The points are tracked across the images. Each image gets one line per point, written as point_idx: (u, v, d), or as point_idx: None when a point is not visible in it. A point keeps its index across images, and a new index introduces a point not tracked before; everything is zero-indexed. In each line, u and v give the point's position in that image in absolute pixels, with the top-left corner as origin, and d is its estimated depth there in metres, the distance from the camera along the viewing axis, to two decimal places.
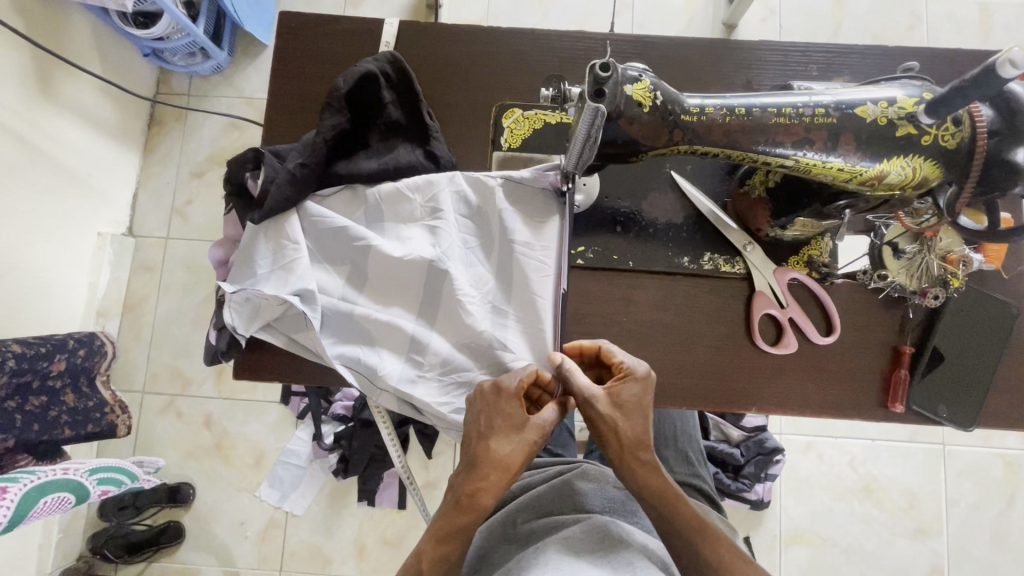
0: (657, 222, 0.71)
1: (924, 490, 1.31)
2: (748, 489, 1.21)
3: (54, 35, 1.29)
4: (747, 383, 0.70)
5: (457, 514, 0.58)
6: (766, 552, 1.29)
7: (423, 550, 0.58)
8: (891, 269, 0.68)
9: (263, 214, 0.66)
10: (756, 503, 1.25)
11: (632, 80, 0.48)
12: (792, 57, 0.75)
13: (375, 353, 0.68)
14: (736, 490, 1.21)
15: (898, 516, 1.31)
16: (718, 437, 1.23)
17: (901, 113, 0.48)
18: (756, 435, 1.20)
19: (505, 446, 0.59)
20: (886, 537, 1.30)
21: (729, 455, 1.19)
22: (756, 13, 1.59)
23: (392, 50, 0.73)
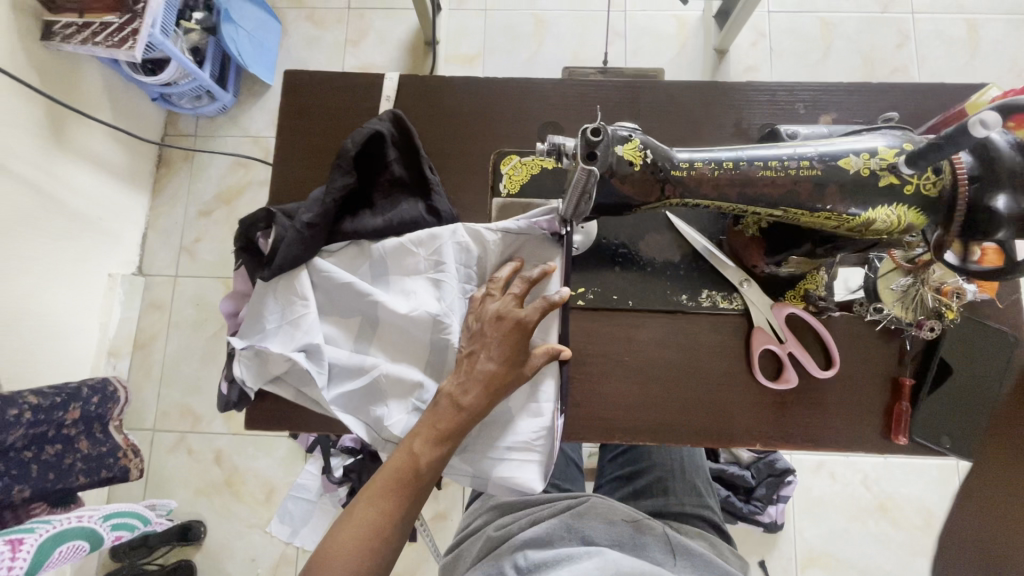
0: (656, 261, 0.73)
1: (941, 507, 1.30)
2: (760, 512, 1.20)
3: (67, 87, 1.35)
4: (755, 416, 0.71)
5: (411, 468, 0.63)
6: None
7: (377, 503, 0.62)
8: (886, 302, 0.69)
9: (273, 272, 0.69)
10: (769, 525, 1.23)
11: (622, 141, 0.50)
12: (779, 95, 0.78)
13: (380, 404, 0.69)
14: (748, 513, 1.20)
15: (915, 534, 1.29)
16: (729, 459, 1.23)
17: (883, 164, 0.49)
18: (767, 456, 1.20)
19: (471, 398, 0.64)
20: (905, 557, 1.28)
21: (740, 477, 1.19)
22: (747, 38, 1.62)
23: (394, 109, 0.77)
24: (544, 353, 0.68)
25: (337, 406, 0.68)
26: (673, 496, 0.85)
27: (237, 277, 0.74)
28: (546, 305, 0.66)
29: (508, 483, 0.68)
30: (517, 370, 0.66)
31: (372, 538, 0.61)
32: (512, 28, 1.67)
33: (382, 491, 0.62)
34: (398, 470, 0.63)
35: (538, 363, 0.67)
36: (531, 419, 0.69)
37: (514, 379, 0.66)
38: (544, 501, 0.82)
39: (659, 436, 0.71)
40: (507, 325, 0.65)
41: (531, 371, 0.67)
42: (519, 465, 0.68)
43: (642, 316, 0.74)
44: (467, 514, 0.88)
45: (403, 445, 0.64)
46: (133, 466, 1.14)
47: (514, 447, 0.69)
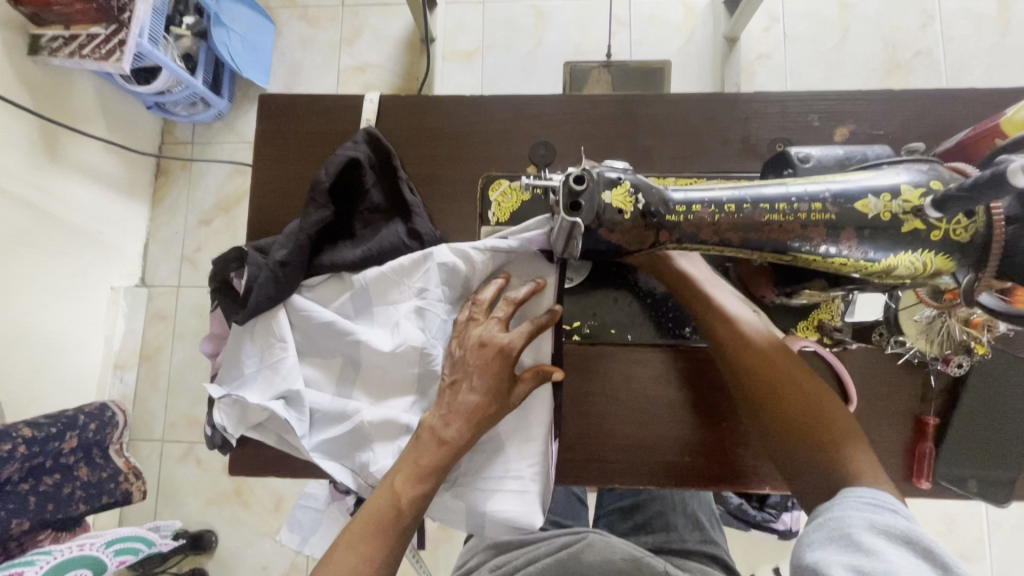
0: (656, 291, 0.68)
1: (964, 513, 1.23)
2: (774, 520, 1.04)
3: (57, 101, 1.32)
4: (821, 445, 0.54)
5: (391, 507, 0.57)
6: None
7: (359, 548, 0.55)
8: (909, 335, 0.64)
9: (247, 313, 0.66)
10: (785, 533, 1.08)
11: (610, 186, 0.46)
12: (792, 106, 0.71)
13: (365, 448, 0.66)
14: (761, 520, 1.05)
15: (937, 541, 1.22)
16: None
17: (906, 207, 0.44)
18: None
19: (453, 431, 0.59)
20: None
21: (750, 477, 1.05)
22: (759, 23, 1.53)
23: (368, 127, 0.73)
24: (531, 376, 0.62)
25: (319, 453, 0.66)
26: (673, 532, 0.81)
27: (213, 318, 0.72)
28: (531, 330, 0.61)
29: (505, 522, 0.63)
30: (503, 398, 0.60)
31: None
32: (511, 21, 1.60)
33: (362, 533, 0.55)
34: (378, 511, 0.57)
35: (525, 390, 0.62)
36: (526, 446, 0.65)
37: (499, 409, 0.60)
38: (541, 538, 0.78)
39: (665, 480, 0.67)
40: (490, 352, 0.60)
41: (517, 399, 0.62)
42: (513, 497, 0.63)
43: (642, 351, 0.69)
44: (463, 552, 0.85)
45: (381, 484, 0.58)
46: (134, 489, 1.14)
47: (507, 476, 0.64)
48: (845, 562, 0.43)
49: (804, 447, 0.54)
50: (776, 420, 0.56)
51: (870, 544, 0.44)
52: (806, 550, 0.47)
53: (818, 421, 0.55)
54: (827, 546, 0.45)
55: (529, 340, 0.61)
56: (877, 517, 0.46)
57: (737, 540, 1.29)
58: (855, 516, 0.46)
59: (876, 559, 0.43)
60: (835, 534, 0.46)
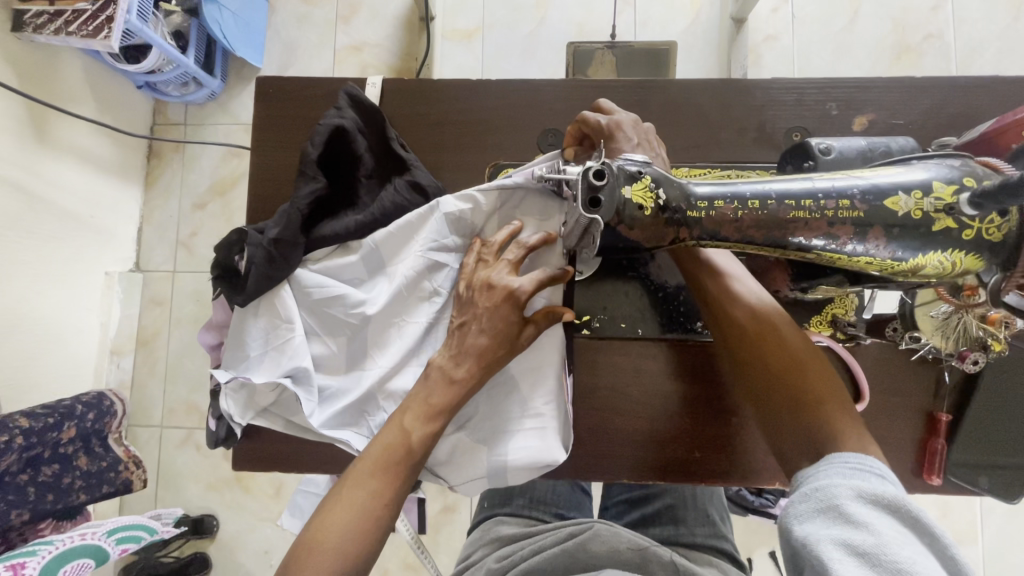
0: (668, 285, 0.67)
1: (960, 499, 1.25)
2: (774, 505, 1.03)
3: (44, 81, 1.27)
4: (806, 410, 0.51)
5: (398, 445, 0.57)
6: None
7: (364, 482, 0.54)
8: (925, 331, 0.62)
9: (250, 294, 0.64)
10: None
11: (630, 181, 0.44)
12: (808, 94, 0.69)
13: (378, 411, 0.65)
14: (760, 506, 1.04)
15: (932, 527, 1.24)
16: None
17: (937, 205, 0.42)
18: None
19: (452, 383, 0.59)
20: None
21: None
22: (767, 4, 1.49)
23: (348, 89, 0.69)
24: (542, 316, 0.61)
25: (329, 425, 0.64)
26: (682, 526, 0.80)
27: (214, 306, 0.70)
28: (539, 278, 0.59)
29: (529, 462, 0.62)
30: (512, 342, 0.60)
31: (363, 521, 0.53)
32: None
33: (370, 471, 0.55)
34: (388, 450, 0.56)
35: (533, 332, 0.61)
36: (542, 384, 0.64)
37: (508, 350, 0.60)
38: (547, 531, 0.78)
39: (670, 475, 0.67)
40: (498, 294, 0.59)
41: (530, 339, 0.60)
42: (534, 435, 0.63)
43: (651, 345, 0.68)
44: (469, 544, 0.84)
45: (391, 421, 0.58)
46: (135, 477, 1.14)
47: (525, 415, 0.64)
48: (834, 537, 0.42)
49: (785, 412, 0.52)
50: (760, 381, 0.54)
51: (859, 516, 0.42)
52: (794, 522, 0.45)
53: (798, 383, 0.52)
54: (815, 520, 0.44)
55: (539, 284, 0.59)
56: (865, 484, 0.44)
57: (735, 523, 1.31)
58: (842, 485, 0.44)
59: (866, 531, 0.41)
60: (821, 506, 0.44)
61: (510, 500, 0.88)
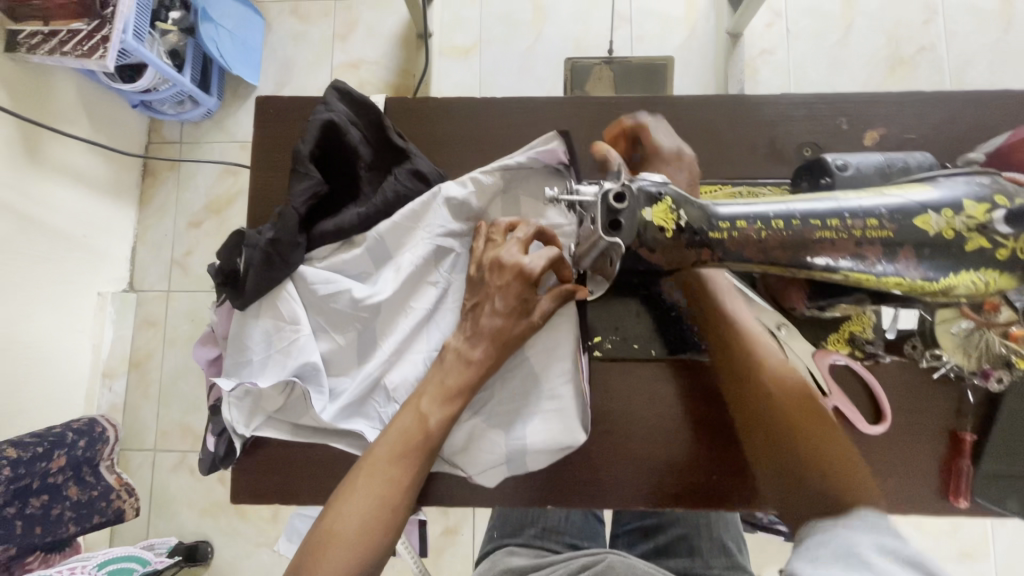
0: (681, 304, 0.65)
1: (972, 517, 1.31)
2: None
3: (38, 102, 1.25)
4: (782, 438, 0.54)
5: (414, 432, 0.55)
6: None
7: (382, 468, 0.54)
8: (946, 348, 0.62)
9: (250, 296, 0.61)
10: None
11: (651, 203, 0.42)
12: (817, 107, 0.69)
13: (388, 404, 0.62)
14: None
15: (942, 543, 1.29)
16: None
17: (969, 223, 0.41)
18: None
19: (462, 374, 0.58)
20: None
21: None
22: (761, 19, 1.50)
23: (338, 82, 0.67)
24: (554, 297, 0.60)
25: (342, 417, 0.61)
26: (699, 556, 0.77)
27: (216, 316, 0.65)
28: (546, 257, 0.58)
29: (550, 444, 0.59)
30: (525, 320, 0.59)
31: (381, 509, 0.52)
32: (509, 16, 1.55)
33: (388, 457, 0.54)
34: (406, 436, 0.55)
35: (547, 309, 0.60)
36: (555, 365, 0.62)
37: (524, 328, 0.59)
38: (558, 561, 0.75)
39: (688, 502, 0.64)
40: (508, 274, 0.58)
41: (542, 318, 0.60)
42: (550, 416, 0.61)
43: (663, 363, 0.66)
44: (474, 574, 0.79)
45: (407, 406, 0.57)
46: (127, 507, 1.10)
47: (540, 398, 0.62)
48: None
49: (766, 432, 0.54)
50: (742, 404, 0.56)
51: (879, 566, 0.43)
52: (809, 563, 0.45)
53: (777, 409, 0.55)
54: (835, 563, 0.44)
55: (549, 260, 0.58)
56: (883, 541, 0.46)
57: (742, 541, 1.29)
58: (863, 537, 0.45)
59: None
60: (842, 554, 0.45)
61: (521, 529, 0.84)
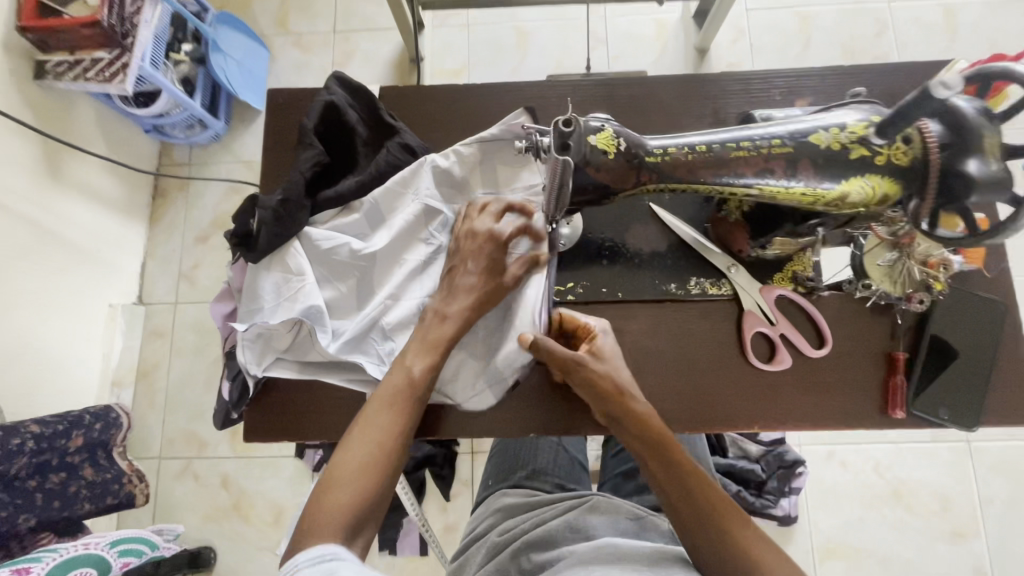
0: (643, 251, 0.75)
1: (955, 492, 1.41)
2: (773, 505, 1.31)
3: (62, 123, 1.37)
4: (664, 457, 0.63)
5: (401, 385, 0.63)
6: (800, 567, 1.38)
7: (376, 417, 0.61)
8: (875, 278, 0.70)
9: (262, 251, 0.69)
10: (783, 518, 1.36)
11: (595, 131, 0.51)
12: (754, 83, 0.79)
13: (385, 341, 0.71)
14: (762, 506, 1.31)
15: (930, 519, 1.40)
16: (738, 453, 1.34)
17: (853, 137, 0.51)
18: (776, 448, 1.33)
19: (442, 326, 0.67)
20: (923, 541, 1.39)
21: (751, 472, 1.30)
22: (726, 35, 1.65)
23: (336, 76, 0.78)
24: (522, 262, 0.70)
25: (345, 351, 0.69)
26: None
27: (231, 271, 0.73)
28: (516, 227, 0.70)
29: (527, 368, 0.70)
30: (496, 280, 0.69)
31: (376, 454, 0.59)
32: (496, 41, 1.70)
33: (380, 406, 0.62)
34: (393, 388, 0.63)
35: (516, 272, 0.70)
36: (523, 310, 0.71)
37: (495, 288, 0.69)
38: (547, 501, 0.83)
39: None
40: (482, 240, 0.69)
41: (512, 280, 0.70)
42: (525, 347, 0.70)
43: (630, 305, 0.74)
44: (473, 517, 0.88)
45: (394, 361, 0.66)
46: (138, 491, 1.15)
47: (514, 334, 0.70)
48: None
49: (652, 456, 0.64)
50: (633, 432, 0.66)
51: None
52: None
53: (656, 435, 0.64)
54: None
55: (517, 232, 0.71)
56: None
57: None
58: None
59: None
60: None
61: (513, 471, 0.91)
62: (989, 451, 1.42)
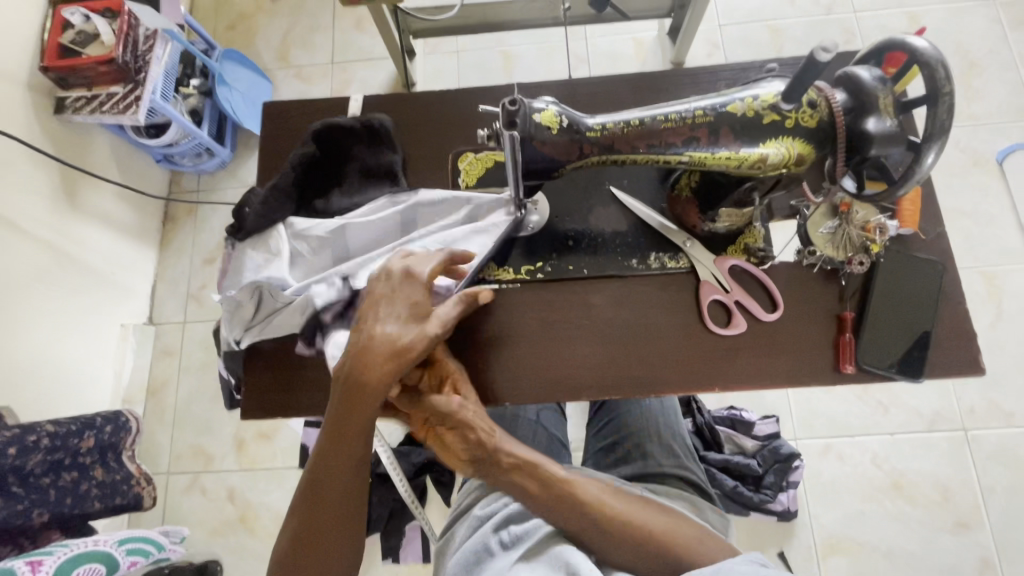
0: (605, 232, 0.80)
1: (955, 482, 1.39)
2: (772, 500, 1.32)
3: (79, 152, 1.47)
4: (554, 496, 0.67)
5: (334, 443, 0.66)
6: (804, 565, 1.36)
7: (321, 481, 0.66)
8: (819, 244, 0.75)
9: (246, 234, 0.81)
10: (783, 514, 1.36)
11: (539, 111, 0.58)
12: (704, 78, 0.86)
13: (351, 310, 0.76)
14: (761, 502, 1.32)
15: (933, 510, 1.38)
16: (733, 449, 1.37)
17: (765, 105, 0.57)
18: (770, 442, 1.36)
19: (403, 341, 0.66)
20: (927, 534, 1.37)
21: (748, 467, 1.32)
22: (702, 50, 1.74)
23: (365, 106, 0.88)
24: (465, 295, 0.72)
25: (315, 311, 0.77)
26: (650, 459, 0.88)
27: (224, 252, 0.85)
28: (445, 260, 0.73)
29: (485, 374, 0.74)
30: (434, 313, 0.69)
31: (339, 510, 0.66)
32: (484, 65, 1.81)
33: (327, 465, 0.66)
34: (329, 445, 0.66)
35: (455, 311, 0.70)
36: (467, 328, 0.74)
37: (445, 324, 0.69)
38: None
39: (622, 390, 0.76)
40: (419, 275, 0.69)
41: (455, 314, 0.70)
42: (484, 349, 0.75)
43: (596, 281, 0.80)
44: (459, 495, 0.91)
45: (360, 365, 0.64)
46: (145, 493, 1.20)
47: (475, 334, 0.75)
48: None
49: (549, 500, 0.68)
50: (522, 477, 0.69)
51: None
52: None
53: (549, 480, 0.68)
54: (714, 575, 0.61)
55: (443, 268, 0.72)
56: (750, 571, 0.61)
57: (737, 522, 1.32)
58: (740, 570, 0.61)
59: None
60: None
61: None
62: (988, 439, 1.41)
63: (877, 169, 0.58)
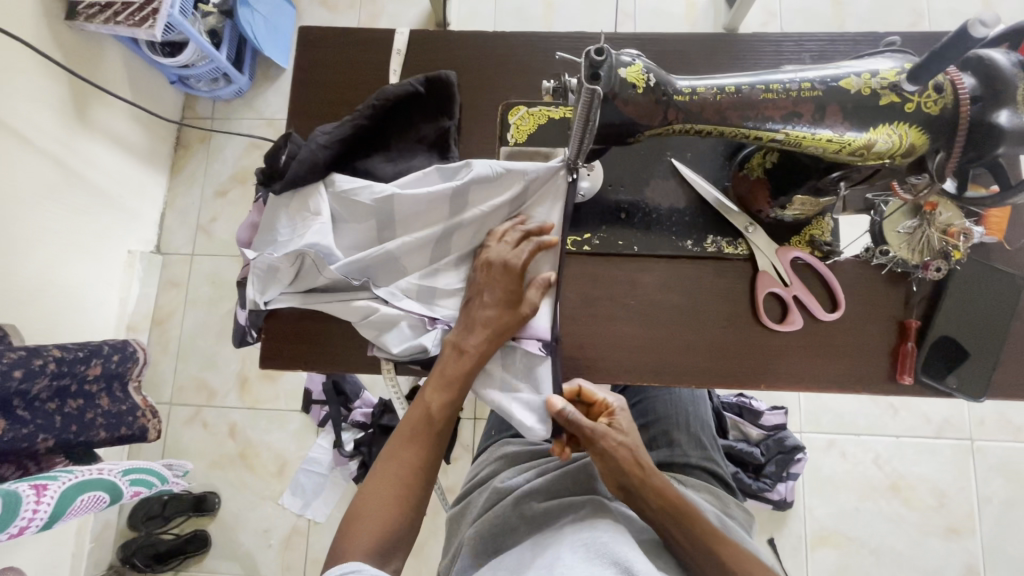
0: (660, 208, 0.74)
1: (954, 489, 1.39)
2: (770, 489, 1.31)
3: (91, 64, 1.37)
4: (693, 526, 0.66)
5: (425, 424, 0.67)
6: (792, 553, 1.37)
7: (401, 457, 0.66)
8: (893, 244, 0.70)
9: (284, 185, 0.71)
10: (779, 503, 1.35)
11: (625, 65, 0.52)
12: (785, 46, 0.78)
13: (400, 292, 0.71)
14: (759, 489, 1.31)
15: (928, 514, 1.38)
16: (738, 436, 1.35)
17: (884, 83, 0.51)
18: (777, 433, 1.33)
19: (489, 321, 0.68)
20: (917, 536, 1.37)
21: (750, 454, 1.31)
22: (757, 18, 1.60)
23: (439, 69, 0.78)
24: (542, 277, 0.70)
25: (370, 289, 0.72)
26: (677, 448, 0.86)
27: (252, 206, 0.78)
28: (536, 247, 0.69)
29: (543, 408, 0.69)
30: (518, 307, 0.68)
31: (399, 492, 0.64)
32: (519, 10, 1.68)
33: (401, 442, 0.66)
34: (415, 423, 0.67)
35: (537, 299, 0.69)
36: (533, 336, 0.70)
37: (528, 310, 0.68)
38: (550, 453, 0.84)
39: (662, 376, 0.72)
40: (499, 270, 0.68)
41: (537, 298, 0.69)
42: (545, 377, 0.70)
43: (646, 260, 0.74)
44: (475, 465, 0.91)
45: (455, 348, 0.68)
46: (150, 425, 1.18)
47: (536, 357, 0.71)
48: None
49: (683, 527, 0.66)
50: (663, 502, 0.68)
51: None
52: None
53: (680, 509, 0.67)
54: None
55: (534, 255, 0.70)
56: None
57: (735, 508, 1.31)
58: None
59: None
60: None
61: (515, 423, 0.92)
62: (993, 451, 1.40)
63: (989, 168, 0.53)
